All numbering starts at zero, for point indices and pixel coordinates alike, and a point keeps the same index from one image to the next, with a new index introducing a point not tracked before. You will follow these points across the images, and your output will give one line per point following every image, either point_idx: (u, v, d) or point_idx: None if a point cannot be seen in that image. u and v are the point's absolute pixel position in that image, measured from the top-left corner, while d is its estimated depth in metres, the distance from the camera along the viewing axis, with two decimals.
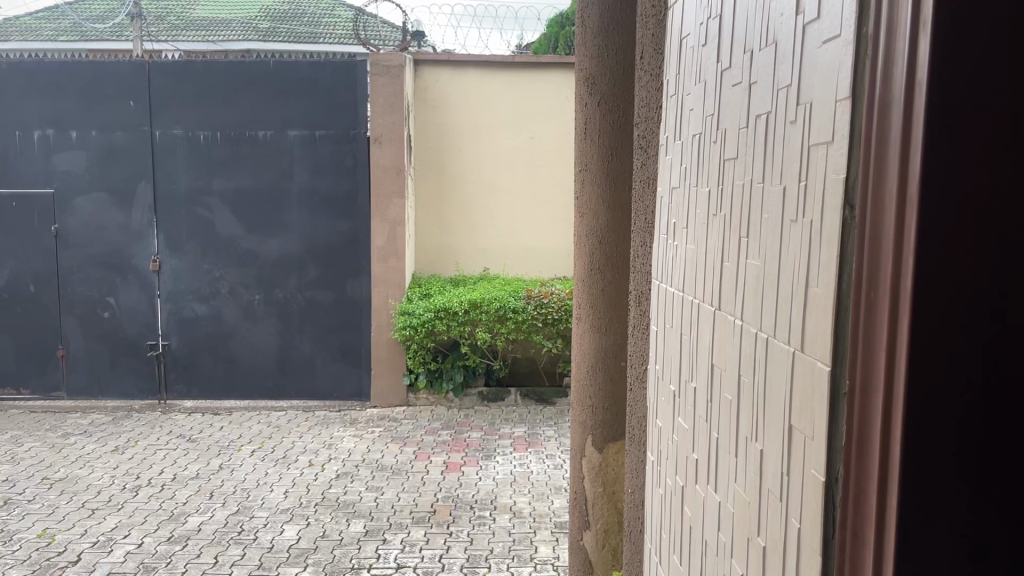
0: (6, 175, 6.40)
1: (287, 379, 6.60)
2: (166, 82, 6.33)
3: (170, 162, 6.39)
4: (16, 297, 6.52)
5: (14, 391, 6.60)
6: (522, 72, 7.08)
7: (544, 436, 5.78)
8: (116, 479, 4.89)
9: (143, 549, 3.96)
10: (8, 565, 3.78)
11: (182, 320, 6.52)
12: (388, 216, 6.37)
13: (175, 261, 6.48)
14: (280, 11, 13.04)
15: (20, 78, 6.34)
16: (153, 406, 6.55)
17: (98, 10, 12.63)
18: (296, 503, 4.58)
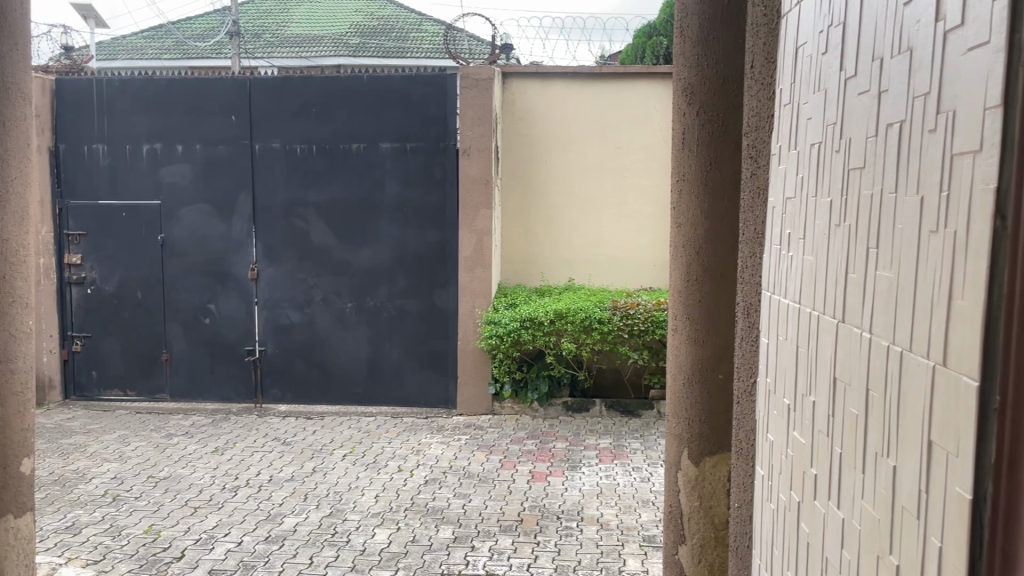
0: (117, 186, 6.75)
1: (377, 385, 6.74)
2: (266, 98, 6.59)
3: (269, 175, 6.64)
4: (124, 303, 6.84)
5: (121, 392, 6.93)
6: (609, 82, 7.08)
7: (630, 448, 5.73)
8: (216, 479, 5.09)
9: (243, 547, 4.11)
10: (118, 558, 3.97)
11: (277, 327, 6.74)
12: (476, 227, 6.44)
13: (271, 270, 6.71)
14: (370, 27, 13.36)
15: (130, 95, 6.68)
16: (249, 409, 6.79)
17: (199, 29, 13.21)
18: (386, 507, 4.67)
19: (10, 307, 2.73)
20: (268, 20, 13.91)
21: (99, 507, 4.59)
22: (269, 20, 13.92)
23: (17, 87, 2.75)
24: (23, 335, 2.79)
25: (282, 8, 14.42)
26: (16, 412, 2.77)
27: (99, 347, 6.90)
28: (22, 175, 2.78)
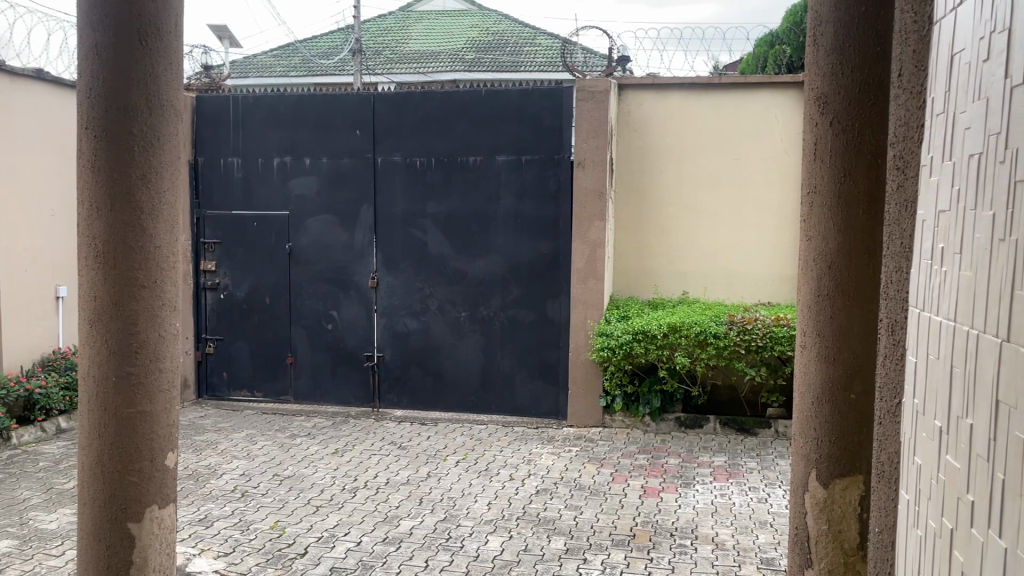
0: (250, 198, 7.13)
1: (488, 394, 6.82)
2: (388, 112, 6.81)
3: (389, 187, 6.86)
4: (253, 308, 7.19)
5: (248, 393, 7.27)
6: (728, 92, 6.96)
7: (746, 467, 5.57)
8: (337, 479, 5.28)
9: (362, 547, 4.23)
10: (247, 551, 4.17)
11: (395, 334, 6.94)
12: (590, 238, 6.44)
13: (390, 279, 6.92)
14: (485, 42, 13.61)
15: (264, 111, 7.04)
16: (366, 413, 7.00)
17: (324, 47, 13.79)
18: (499, 515, 4.72)
19: (159, 309, 2.91)
20: (389, 37, 14.38)
21: (229, 502, 4.84)
22: (389, 37, 14.38)
23: (175, 101, 2.94)
24: (170, 334, 2.96)
25: (401, 26, 14.88)
26: (163, 406, 2.95)
27: (230, 349, 7.27)
28: (174, 184, 2.97)
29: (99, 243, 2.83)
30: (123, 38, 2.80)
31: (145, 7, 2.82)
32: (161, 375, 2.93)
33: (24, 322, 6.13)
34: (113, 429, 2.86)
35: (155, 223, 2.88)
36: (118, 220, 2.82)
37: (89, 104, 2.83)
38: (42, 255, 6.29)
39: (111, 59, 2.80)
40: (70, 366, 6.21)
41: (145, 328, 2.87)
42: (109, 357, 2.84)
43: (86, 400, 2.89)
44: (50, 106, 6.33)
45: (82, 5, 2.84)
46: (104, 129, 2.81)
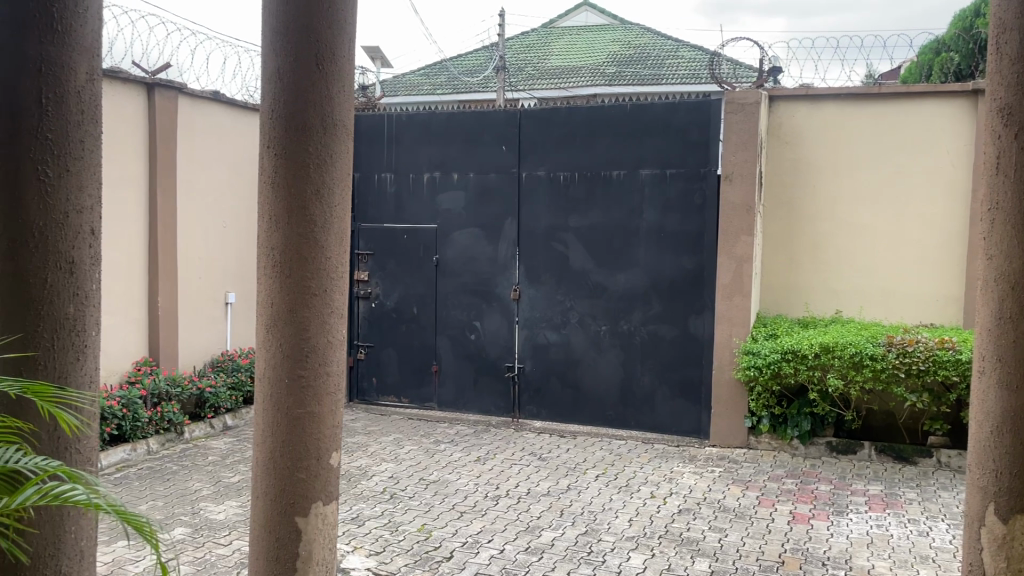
0: (401, 212, 7.43)
1: (628, 409, 6.77)
2: (534, 128, 6.95)
3: (534, 201, 6.98)
4: (402, 317, 7.47)
5: (395, 398, 7.54)
6: (888, 103, 6.65)
7: (905, 497, 5.26)
8: (479, 486, 5.40)
9: (505, 555, 4.30)
10: (396, 552, 4.32)
11: (535, 346, 7.02)
12: (736, 253, 6.27)
13: (532, 291, 7.02)
14: (626, 56, 13.60)
15: (416, 128, 7.33)
16: (507, 423, 7.10)
17: (470, 65, 14.15)
18: (641, 532, 4.68)
19: (328, 316, 3.11)
20: (532, 54, 14.60)
21: (379, 503, 5.04)
22: (531, 54, 14.62)
23: (346, 122, 3.12)
24: (336, 341, 3.15)
25: (543, 43, 15.09)
26: (329, 409, 3.13)
27: (380, 356, 7.58)
28: (344, 200, 3.16)
29: (277, 253, 3.05)
30: (302, 62, 3.00)
31: (323, 35, 3.01)
32: (328, 378, 3.12)
33: (196, 325, 6.63)
34: (285, 427, 3.06)
35: (326, 236, 3.08)
36: (294, 233, 3.04)
37: (271, 125, 3.05)
38: (213, 264, 6.79)
39: (291, 83, 3.01)
40: (237, 367, 6.72)
41: (315, 334, 3.07)
42: (283, 361, 3.06)
43: (261, 400, 3.12)
44: (224, 125, 6.85)
45: (267, 33, 3.07)
46: (284, 149, 3.03)
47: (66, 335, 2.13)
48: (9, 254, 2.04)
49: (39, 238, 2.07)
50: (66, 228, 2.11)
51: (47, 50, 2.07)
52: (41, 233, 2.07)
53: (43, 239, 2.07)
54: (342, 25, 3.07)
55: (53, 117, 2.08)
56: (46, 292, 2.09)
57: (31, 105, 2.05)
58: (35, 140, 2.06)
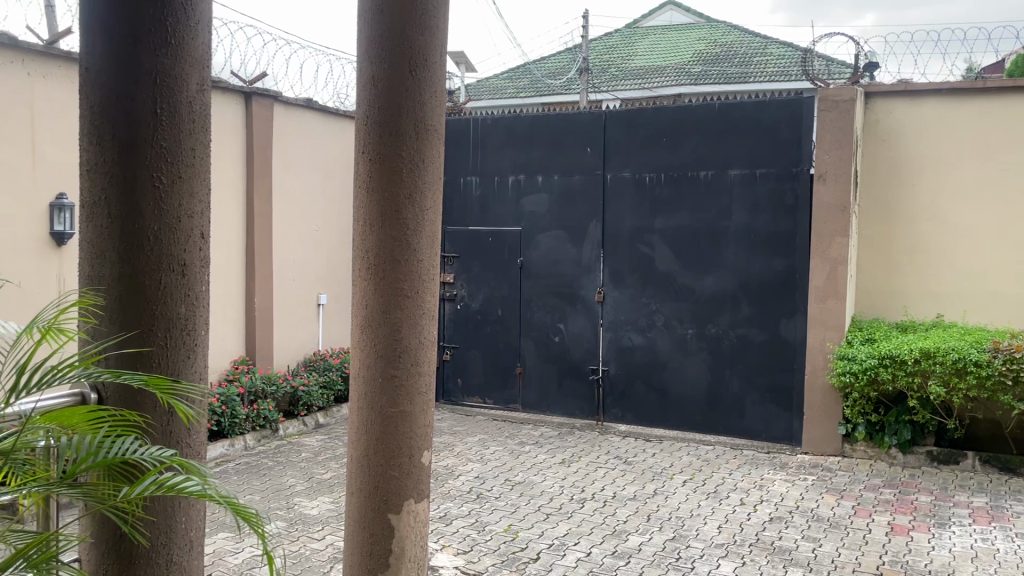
0: (486, 215, 7.50)
1: (716, 414, 6.64)
2: (619, 130, 6.91)
3: (619, 202, 6.94)
4: (487, 319, 7.53)
5: (480, 400, 7.60)
6: (993, 98, 6.34)
7: (1013, 511, 5.00)
8: (565, 489, 5.39)
9: (592, 558, 4.29)
10: (483, 551, 4.36)
11: (621, 349, 6.98)
12: (830, 255, 6.09)
13: (617, 294, 6.98)
14: (712, 54, 13.36)
15: (500, 131, 7.39)
16: (591, 426, 7.07)
17: (552, 67, 14.16)
18: (730, 539, 4.59)
19: (420, 317, 3.17)
20: (615, 56, 14.50)
21: (466, 502, 5.10)
22: (615, 55, 14.52)
23: (438, 126, 3.17)
24: (427, 341, 3.21)
25: (626, 43, 14.98)
26: (421, 408, 3.19)
27: (465, 357, 7.66)
28: (436, 203, 3.21)
29: (372, 255, 3.13)
30: (396, 69, 3.06)
31: (416, 41, 3.07)
32: (420, 378, 3.18)
33: (290, 325, 6.84)
34: (379, 425, 3.14)
35: (418, 239, 3.14)
36: (387, 236, 3.11)
37: (366, 130, 3.13)
38: (306, 266, 6.99)
39: (385, 89, 3.08)
40: (328, 367, 6.91)
41: (408, 334, 3.14)
42: (377, 360, 3.14)
43: (356, 398, 3.20)
44: (316, 131, 7.06)
45: (361, 40, 3.15)
46: (378, 154, 3.10)
47: (177, 334, 2.23)
48: (126, 257, 2.16)
49: (154, 241, 2.18)
50: (177, 232, 2.21)
51: (161, 63, 2.17)
52: (155, 237, 2.17)
53: (157, 243, 2.18)
54: (434, 31, 3.11)
55: (166, 126, 2.18)
56: (160, 293, 2.19)
57: (147, 115, 2.16)
58: (150, 149, 2.16)
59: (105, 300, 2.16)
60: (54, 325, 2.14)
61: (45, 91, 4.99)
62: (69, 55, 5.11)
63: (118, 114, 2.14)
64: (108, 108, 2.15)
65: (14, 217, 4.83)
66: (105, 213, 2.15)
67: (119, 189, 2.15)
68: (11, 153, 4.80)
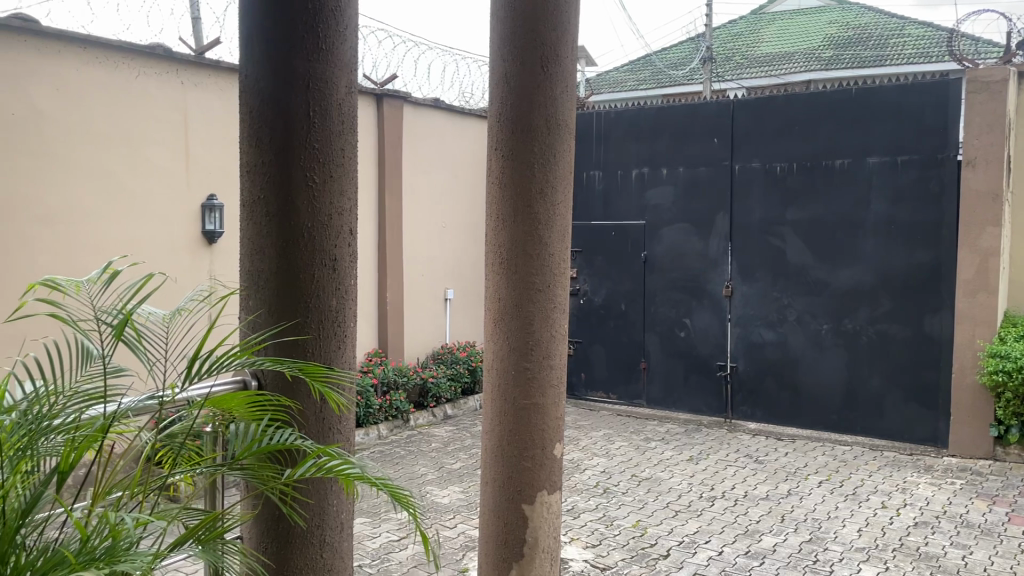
0: (610, 209, 7.46)
1: (853, 414, 6.37)
2: (748, 119, 6.72)
3: (748, 194, 6.76)
4: (611, 314, 7.50)
5: (604, 395, 7.58)
6: None
7: None
8: (694, 486, 5.31)
9: (724, 557, 4.20)
10: (612, 546, 4.35)
11: (750, 344, 6.80)
12: (980, 246, 5.75)
13: (746, 288, 6.81)
14: (844, 38, 12.76)
15: (624, 124, 7.34)
16: (720, 423, 6.92)
17: (675, 58, 13.91)
18: (872, 543, 4.39)
19: (551, 310, 3.20)
20: (740, 44, 14.09)
21: (593, 496, 5.10)
22: (740, 43, 14.11)
23: (569, 121, 3.19)
24: (559, 334, 3.23)
25: (752, 31, 14.54)
26: (553, 401, 3.22)
27: (589, 352, 7.65)
28: (567, 197, 3.23)
29: (505, 249, 3.18)
30: (528, 65, 3.10)
31: (547, 36, 3.09)
32: (551, 371, 3.22)
33: (418, 319, 7.04)
34: (512, 417, 3.19)
35: (550, 233, 3.16)
36: (519, 230, 3.15)
37: (498, 127, 3.18)
38: (433, 262, 7.17)
39: (517, 85, 3.11)
40: (455, 360, 7.07)
41: (540, 328, 3.17)
42: (510, 353, 3.19)
43: (489, 390, 3.27)
44: (443, 130, 7.23)
45: (494, 38, 3.19)
46: (511, 150, 3.14)
47: (328, 325, 2.35)
48: (283, 253, 2.29)
49: (308, 237, 2.29)
50: (328, 227, 2.32)
51: (315, 66, 2.28)
52: (309, 233, 2.29)
53: (310, 238, 2.30)
54: (566, 27, 3.13)
55: (318, 127, 2.29)
56: (313, 285, 2.31)
57: (301, 118, 2.27)
58: (304, 149, 2.28)
59: (265, 293, 2.30)
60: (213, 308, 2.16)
61: (197, 99, 5.33)
62: (217, 64, 5.43)
63: (275, 117, 2.27)
64: (266, 113, 2.28)
65: (171, 218, 5.19)
66: (264, 211, 2.29)
67: (276, 188, 2.28)
68: (167, 158, 5.16)
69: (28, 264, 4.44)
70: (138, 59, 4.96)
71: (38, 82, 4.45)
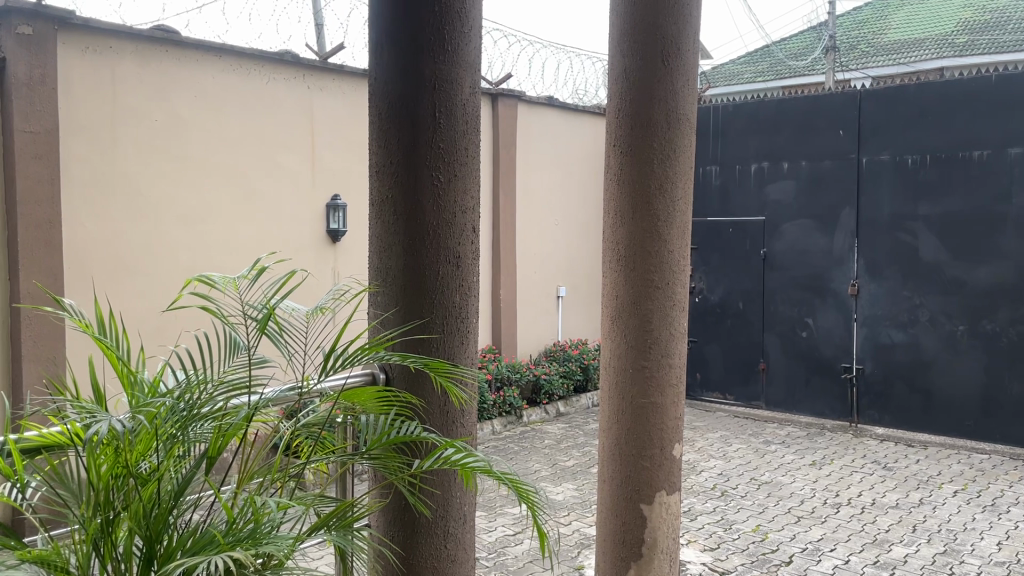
0: (727, 204, 7.29)
1: (992, 421, 5.98)
2: (876, 110, 6.41)
3: (876, 188, 6.45)
4: (728, 312, 7.32)
5: (721, 395, 7.40)
6: None
7: None
8: (817, 492, 5.12)
9: (851, 567, 4.03)
10: (731, 550, 4.25)
11: (878, 345, 6.49)
12: None
13: (873, 286, 6.51)
14: (981, 21, 11.95)
15: (743, 117, 7.14)
16: (844, 427, 6.63)
17: (796, 48, 13.41)
18: (1014, 559, 4.11)
19: (671, 309, 3.15)
20: (865, 32, 13.45)
21: (710, 499, 4.99)
22: (865, 31, 13.46)
23: (690, 117, 3.13)
24: (679, 333, 3.18)
25: (879, 17, 13.85)
26: (671, 400, 3.18)
27: (705, 352, 7.49)
28: (688, 194, 3.17)
29: (622, 247, 3.16)
30: (648, 60, 3.06)
31: (668, 31, 3.04)
32: (671, 369, 3.17)
33: (532, 316, 7.08)
34: (630, 416, 3.16)
35: (669, 230, 3.12)
36: (638, 228, 3.12)
37: (618, 123, 3.15)
38: (547, 260, 7.20)
39: (637, 81, 3.08)
40: (567, 357, 7.07)
41: (658, 326, 3.13)
42: (628, 351, 3.16)
43: (607, 388, 3.25)
44: (557, 128, 7.24)
45: (614, 35, 3.17)
46: (630, 146, 3.10)
47: (452, 322, 2.39)
48: (410, 251, 2.35)
49: (433, 235, 2.35)
50: (453, 226, 2.37)
51: (440, 68, 2.33)
52: (435, 231, 2.34)
53: (436, 236, 2.35)
54: (687, 19, 3.07)
55: (444, 128, 2.34)
56: (438, 282, 2.36)
57: (427, 119, 2.33)
58: (430, 150, 2.33)
59: (393, 290, 2.38)
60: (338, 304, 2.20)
61: (323, 102, 5.54)
62: (342, 68, 5.61)
63: (403, 119, 2.34)
64: (395, 115, 2.35)
65: (297, 217, 5.41)
66: (392, 210, 2.37)
67: (404, 189, 2.34)
68: (295, 160, 5.39)
69: (169, 262, 4.73)
70: (269, 66, 5.20)
71: (179, 90, 4.74)
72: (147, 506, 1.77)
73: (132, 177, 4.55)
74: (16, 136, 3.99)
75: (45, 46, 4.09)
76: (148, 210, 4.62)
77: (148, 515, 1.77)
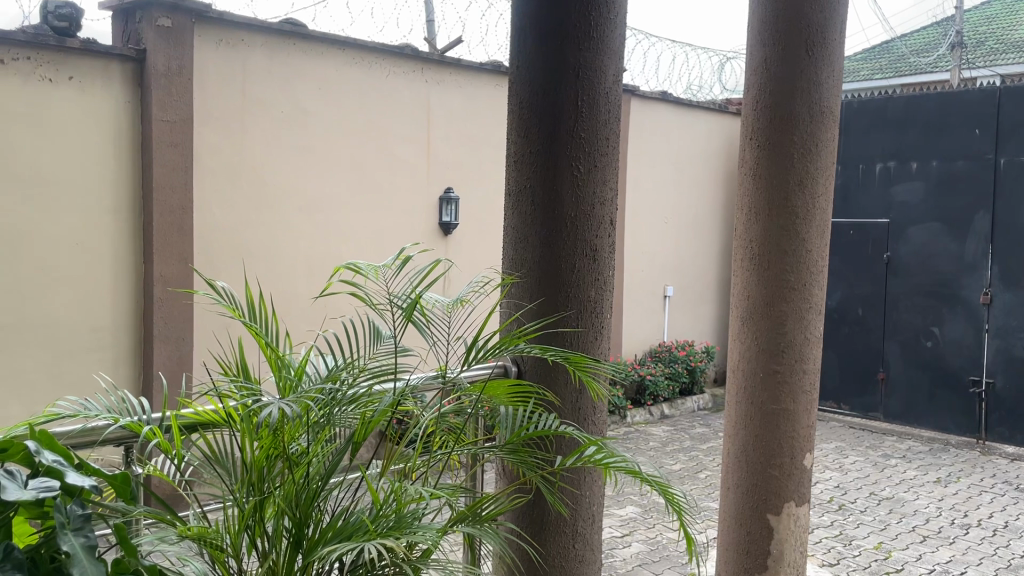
0: (848, 205, 6.99)
1: None
2: (1017, 108, 6.01)
3: (1013, 191, 6.06)
4: (845, 318, 7.02)
5: (835, 404, 7.12)
6: None
7: None
8: (944, 511, 4.84)
9: None
10: (852, 566, 4.05)
11: (1011, 359, 6.10)
12: None
13: (1008, 295, 6.11)
14: None
15: (868, 114, 6.84)
16: (971, 444, 6.26)
17: (919, 44, 12.77)
18: None
19: (807, 311, 3.00)
20: (994, 28, 12.64)
21: (828, 512, 4.78)
22: (995, 26, 12.70)
23: (834, 111, 2.97)
24: (814, 337, 3.04)
25: (1008, 11, 13.06)
26: (804, 408, 3.04)
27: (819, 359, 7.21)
28: (829, 192, 3.02)
29: (756, 246, 3.02)
30: (792, 51, 2.91)
31: (814, 19, 2.89)
32: (804, 375, 3.03)
33: (638, 316, 6.97)
34: (758, 422, 3.03)
35: (808, 229, 2.97)
36: (774, 227, 2.98)
37: (754, 116, 3.01)
38: (654, 258, 7.07)
39: (779, 72, 2.93)
40: (673, 358, 6.91)
41: (793, 330, 2.99)
42: (759, 355, 3.03)
43: (734, 392, 3.12)
44: (669, 124, 7.10)
45: (753, 24, 3.03)
46: (768, 140, 2.96)
47: (590, 316, 2.33)
48: (548, 242, 2.30)
49: (571, 227, 2.29)
50: (591, 217, 2.30)
51: (584, 55, 2.26)
52: (574, 222, 2.29)
53: (574, 227, 2.29)
54: (835, 9, 2.91)
55: (586, 117, 2.28)
56: (575, 275, 2.30)
57: (570, 108, 2.27)
58: (570, 139, 2.27)
59: (528, 280, 2.33)
60: (470, 298, 2.11)
61: (440, 96, 5.57)
62: (458, 62, 5.63)
63: (545, 107, 2.29)
64: (536, 104, 2.30)
65: (413, 208, 5.46)
66: (530, 199, 2.32)
67: (545, 178, 2.29)
68: (412, 152, 5.44)
69: (292, 250, 4.85)
70: (389, 59, 5.25)
71: (306, 83, 4.85)
72: (297, 489, 1.80)
73: (259, 167, 4.68)
74: (153, 125, 4.16)
75: (183, 39, 4.25)
76: (272, 199, 4.75)
77: (298, 497, 1.79)
